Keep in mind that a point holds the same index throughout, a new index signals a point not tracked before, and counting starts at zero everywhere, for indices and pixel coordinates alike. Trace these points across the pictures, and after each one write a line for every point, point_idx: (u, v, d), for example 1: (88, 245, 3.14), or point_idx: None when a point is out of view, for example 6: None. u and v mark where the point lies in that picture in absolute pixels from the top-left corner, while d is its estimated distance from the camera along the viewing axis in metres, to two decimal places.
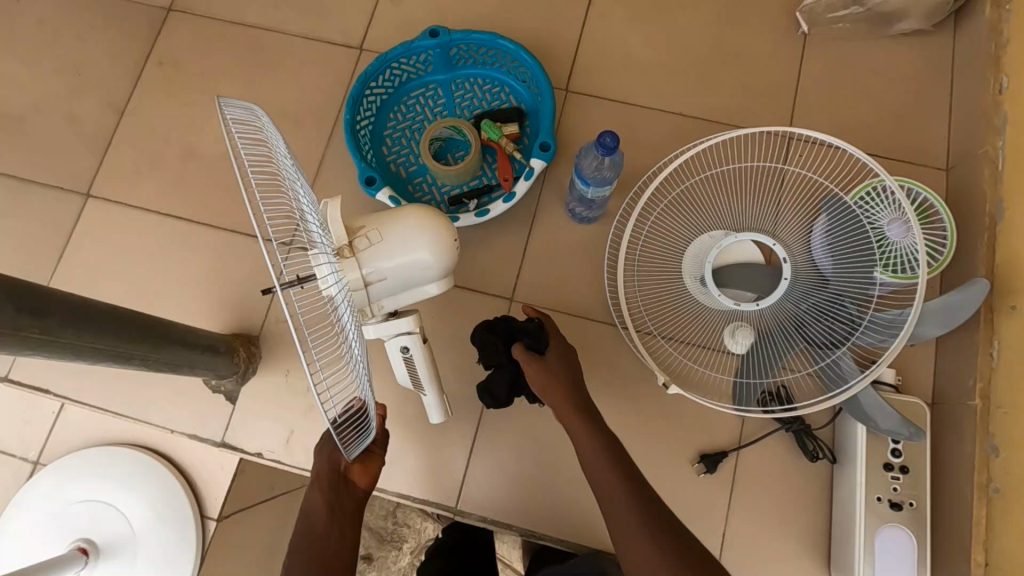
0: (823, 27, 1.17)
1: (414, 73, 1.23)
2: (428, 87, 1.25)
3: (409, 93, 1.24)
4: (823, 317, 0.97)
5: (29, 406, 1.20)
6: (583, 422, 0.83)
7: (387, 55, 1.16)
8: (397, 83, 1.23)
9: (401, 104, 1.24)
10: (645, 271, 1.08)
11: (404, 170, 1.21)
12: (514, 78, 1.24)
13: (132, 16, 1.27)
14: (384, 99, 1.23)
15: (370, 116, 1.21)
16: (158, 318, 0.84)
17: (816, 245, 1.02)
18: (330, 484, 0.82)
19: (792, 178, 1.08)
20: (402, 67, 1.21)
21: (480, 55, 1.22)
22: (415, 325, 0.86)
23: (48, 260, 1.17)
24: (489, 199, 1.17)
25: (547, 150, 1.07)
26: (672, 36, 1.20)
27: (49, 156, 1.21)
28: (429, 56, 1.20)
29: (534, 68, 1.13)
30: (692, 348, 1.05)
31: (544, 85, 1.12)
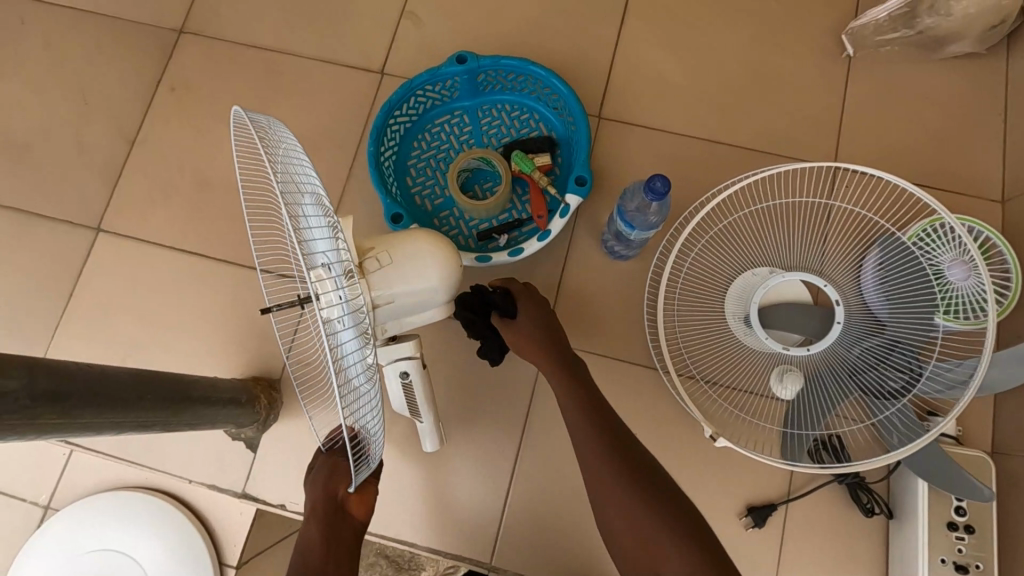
0: (871, 50, 1.11)
1: (439, 100, 1.17)
2: (453, 113, 1.19)
3: (433, 121, 1.18)
4: (878, 364, 0.91)
5: (40, 449, 1.15)
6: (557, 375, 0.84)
7: (412, 82, 1.10)
8: (421, 110, 1.17)
9: (425, 133, 1.18)
10: (686, 313, 1.03)
11: (430, 203, 1.15)
12: (544, 104, 1.18)
13: (142, 39, 1.21)
14: (408, 127, 1.17)
15: (394, 147, 1.15)
16: (175, 377, 0.79)
17: (869, 285, 0.96)
18: (326, 514, 0.74)
19: (841, 213, 1.02)
20: (427, 94, 1.15)
21: (508, 81, 1.16)
22: (415, 351, 0.85)
23: (59, 296, 1.12)
24: (520, 235, 1.12)
25: (583, 185, 1.01)
26: (710, 59, 1.14)
27: (58, 189, 1.15)
28: (455, 82, 1.14)
29: (569, 97, 1.07)
30: (736, 393, 1.00)
31: (580, 115, 1.06)
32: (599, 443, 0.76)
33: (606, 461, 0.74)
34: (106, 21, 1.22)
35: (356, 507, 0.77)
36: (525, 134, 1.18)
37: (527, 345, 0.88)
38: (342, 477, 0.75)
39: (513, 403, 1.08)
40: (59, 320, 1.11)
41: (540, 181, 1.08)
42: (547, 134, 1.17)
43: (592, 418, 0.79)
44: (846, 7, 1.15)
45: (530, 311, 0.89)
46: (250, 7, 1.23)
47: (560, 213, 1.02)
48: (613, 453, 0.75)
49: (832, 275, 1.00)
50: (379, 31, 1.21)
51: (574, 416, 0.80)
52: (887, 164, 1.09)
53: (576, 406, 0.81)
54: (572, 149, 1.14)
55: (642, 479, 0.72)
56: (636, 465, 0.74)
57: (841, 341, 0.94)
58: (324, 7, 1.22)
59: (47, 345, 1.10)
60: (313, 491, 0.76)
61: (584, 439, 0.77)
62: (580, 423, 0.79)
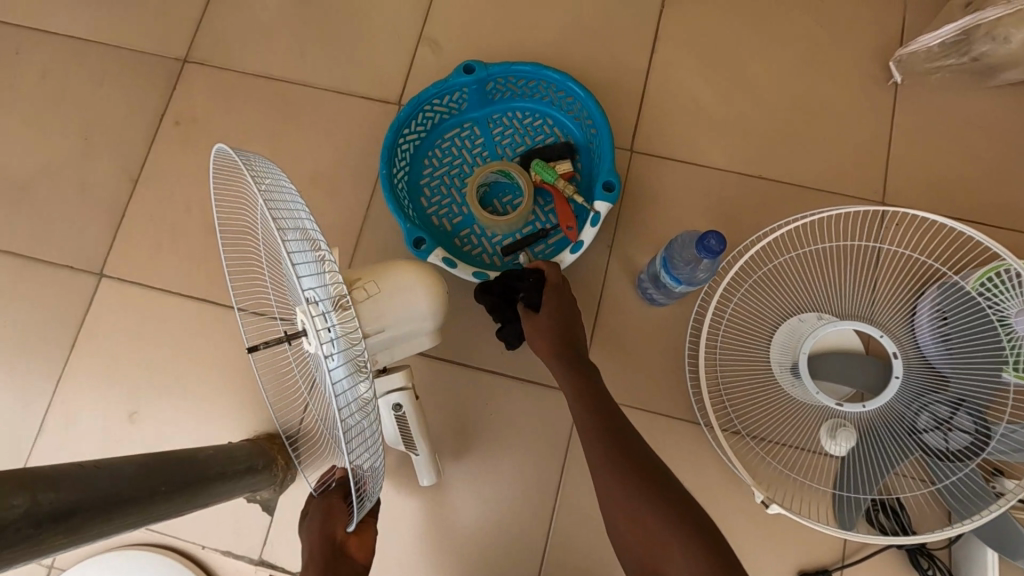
0: (919, 77, 1.05)
1: (447, 113, 1.06)
2: (463, 126, 1.08)
3: (442, 135, 1.07)
4: (938, 423, 0.85)
5: None
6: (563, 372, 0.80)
7: (420, 97, 0.98)
8: (429, 125, 1.05)
9: (436, 148, 1.07)
10: (729, 362, 0.97)
11: (449, 223, 1.04)
12: (557, 108, 1.08)
13: (146, 71, 1.16)
14: (417, 145, 1.05)
15: (404, 166, 1.03)
16: (188, 458, 0.72)
17: (926, 337, 0.90)
18: (324, 559, 0.70)
19: (892, 257, 0.97)
20: (435, 108, 1.03)
21: (518, 86, 1.05)
22: (405, 381, 0.84)
23: (59, 348, 1.05)
24: (547, 248, 1.02)
25: (614, 190, 0.94)
26: (748, 88, 1.08)
27: (57, 230, 1.09)
28: (464, 94, 1.03)
29: (588, 99, 0.98)
30: (786, 451, 0.94)
31: (601, 118, 0.97)
32: (611, 459, 0.69)
33: (619, 477, 0.67)
34: (109, 53, 1.16)
35: (356, 549, 0.73)
36: (542, 141, 1.07)
37: (540, 339, 0.83)
38: (339, 517, 0.72)
39: (545, 456, 1.00)
40: (60, 373, 1.04)
41: (566, 190, 0.98)
42: (565, 139, 1.07)
43: (604, 434, 0.72)
44: (889, 31, 1.09)
45: (553, 303, 0.84)
46: (258, 35, 1.17)
47: (589, 221, 0.94)
48: (626, 468, 0.68)
49: (884, 324, 0.94)
50: (395, 59, 1.14)
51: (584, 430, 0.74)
52: (941, 196, 1.02)
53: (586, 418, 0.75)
54: (593, 153, 1.04)
55: (664, 495, 0.65)
56: (658, 484, 0.66)
57: (897, 397, 0.88)
58: (337, 35, 1.16)
59: (24, 459, 1.01)
60: (309, 539, 0.72)
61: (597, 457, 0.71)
62: (593, 437, 0.73)
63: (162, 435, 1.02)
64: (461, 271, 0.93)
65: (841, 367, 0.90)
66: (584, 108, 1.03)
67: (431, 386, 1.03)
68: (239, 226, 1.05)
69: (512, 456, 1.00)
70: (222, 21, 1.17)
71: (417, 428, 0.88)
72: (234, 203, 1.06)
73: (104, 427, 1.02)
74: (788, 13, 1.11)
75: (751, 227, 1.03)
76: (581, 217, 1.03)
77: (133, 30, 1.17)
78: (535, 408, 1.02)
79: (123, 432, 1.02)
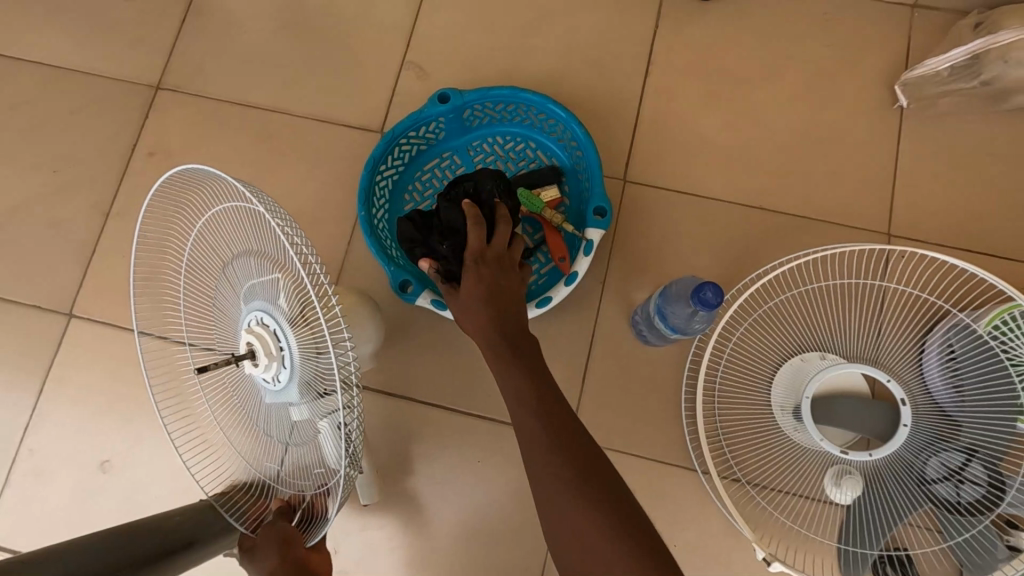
0: (928, 101, 1.00)
1: (425, 144, 1.01)
2: (443, 156, 1.03)
3: (421, 168, 1.02)
4: (949, 472, 0.81)
5: None
6: (501, 354, 0.69)
7: (393, 132, 0.94)
8: (407, 158, 1.00)
9: (416, 182, 1.02)
10: (729, 408, 0.92)
11: None
12: (538, 130, 1.02)
13: (120, 100, 1.12)
14: (395, 180, 1.00)
15: (385, 204, 0.99)
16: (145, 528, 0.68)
17: (935, 381, 0.86)
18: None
19: (899, 295, 0.92)
20: (411, 141, 0.99)
21: (497, 111, 1.00)
22: None
23: (29, 393, 1.01)
24: (539, 278, 0.97)
25: (605, 217, 0.90)
26: (747, 114, 1.03)
27: (28, 268, 1.05)
28: (440, 123, 0.99)
29: (570, 122, 0.93)
30: (790, 500, 0.89)
31: (585, 141, 0.93)
32: (565, 469, 0.59)
33: (576, 493, 0.57)
34: (80, 81, 1.12)
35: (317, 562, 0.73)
36: (526, 166, 1.02)
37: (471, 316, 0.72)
38: (297, 539, 0.69)
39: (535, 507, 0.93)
40: (30, 418, 1.01)
41: (553, 220, 0.93)
42: (549, 163, 1.01)
43: (556, 441, 0.61)
44: (895, 52, 1.04)
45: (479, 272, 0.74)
46: (235, 61, 1.12)
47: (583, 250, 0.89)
48: (582, 481, 0.59)
49: (891, 367, 0.89)
50: (378, 85, 1.09)
51: (527, 433, 0.63)
52: (950, 226, 0.97)
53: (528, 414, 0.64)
54: (581, 176, 0.99)
55: (622, 510, 0.57)
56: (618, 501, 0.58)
57: (905, 446, 0.83)
58: (317, 60, 1.11)
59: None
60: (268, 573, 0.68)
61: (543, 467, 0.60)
62: (537, 446, 0.62)
63: (135, 484, 0.98)
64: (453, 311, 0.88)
65: (839, 409, 0.86)
66: (566, 130, 0.98)
67: (413, 429, 0.97)
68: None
69: (501, 507, 0.94)
70: (198, 46, 1.13)
71: None
72: (172, 239, 1.04)
73: (76, 476, 0.99)
74: (788, 33, 1.06)
75: (751, 262, 0.98)
76: (572, 244, 0.97)
77: (105, 57, 1.13)
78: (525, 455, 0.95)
79: (96, 481, 0.99)
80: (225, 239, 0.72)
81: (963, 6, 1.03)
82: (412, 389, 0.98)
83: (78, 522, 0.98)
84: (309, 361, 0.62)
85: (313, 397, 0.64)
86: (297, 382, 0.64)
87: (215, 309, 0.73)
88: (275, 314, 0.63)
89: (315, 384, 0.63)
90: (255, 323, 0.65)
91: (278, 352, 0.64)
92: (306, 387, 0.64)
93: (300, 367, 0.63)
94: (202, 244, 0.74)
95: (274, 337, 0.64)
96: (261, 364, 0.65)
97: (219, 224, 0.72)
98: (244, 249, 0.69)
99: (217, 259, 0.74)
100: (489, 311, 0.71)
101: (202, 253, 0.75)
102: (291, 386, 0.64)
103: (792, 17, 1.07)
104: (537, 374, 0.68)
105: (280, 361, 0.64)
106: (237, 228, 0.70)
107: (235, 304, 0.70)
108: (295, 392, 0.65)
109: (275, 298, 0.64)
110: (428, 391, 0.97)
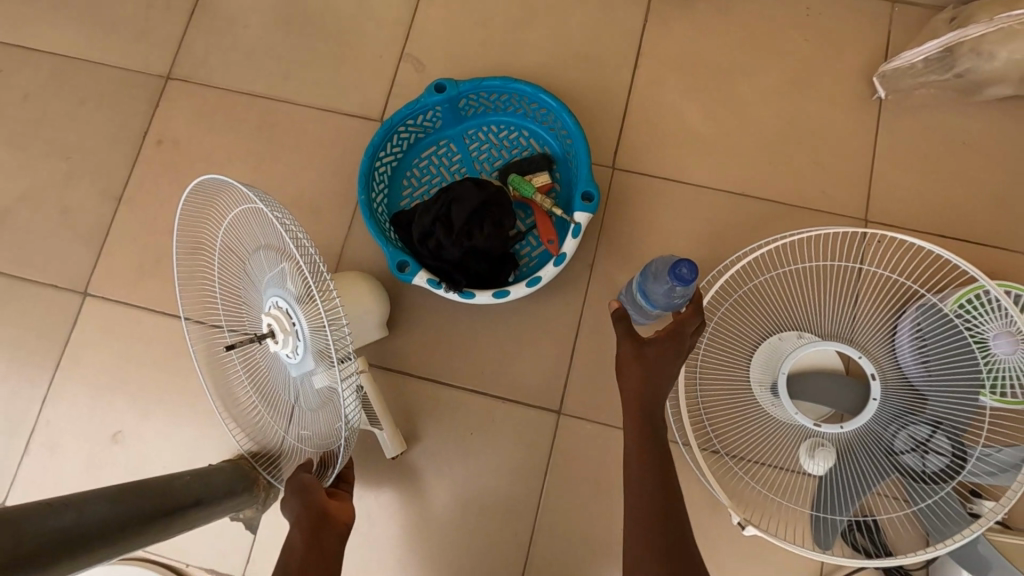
0: (903, 92, 1.04)
1: (422, 132, 1.06)
2: (440, 144, 1.07)
3: (420, 155, 1.07)
4: (916, 444, 0.86)
5: None
6: (642, 427, 0.76)
7: (392, 119, 0.98)
8: (406, 145, 1.05)
9: (414, 168, 1.06)
10: (710, 383, 0.96)
11: None
12: (531, 120, 1.07)
13: (130, 89, 1.17)
14: (394, 166, 1.05)
15: (384, 190, 1.04)
16: (157, 484, 0.74)
17: (905, 357, 0.90)
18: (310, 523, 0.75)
19: (873, 278, 0.97)
20: (410, 129, 1.03)
21: (491, 101, 1.05)
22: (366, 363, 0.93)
23: (44, 369, 1.07)
24: (530, 260, 1.03)
25: (592, 201, 0.94)
26: (730, 105, 1.08)
27: (44, 250, 1.11)
28: (437, 112, 1.03)
29: (560, 111, 0.98)
30: (766, 471, 0.94)
31: (575, 129, 0.97)
32: (661, 546, 0.70)
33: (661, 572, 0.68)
34: (91, 71, 1.17)
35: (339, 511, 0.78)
36: (519, 154, 1.06)
37: (635, 381, 0.76)
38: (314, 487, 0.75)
39: (527, 481, 0.98)
40: (47, 391, 1.06)
41: (544, 205, 0.98)
42: (541, 151, 1.06)
43: (666, 526, 0.71)
44: (873, 47, 1.08)
45: (666, 350, 0.76)
46: (240, 53, 1.17)
47: (570, 233, 0.94)
48: (665, 560, 0.69)
49: (864, 344, 0.94)
50: (377, 77, 1.14)
51: (637, 499, 0.74)
52: (925, 214, 1.02)
53: (647, 493, 0.74)
54: (570, 164, 1.04)
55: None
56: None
57: (875, 419, 0.88)
58: (319, 52, 1.16)
59: (5, 494, 1.03)
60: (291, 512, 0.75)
61: (647, 543, 0.71)
62: (642, 520, 0.72)
63: (145, 454, 1.04)
64: (447, 290, 0.92)
65: (814, 385, 0.91)
66: (557, 119, 1.02)
67: (409, 402, 1.02)
68: (196, 238, 1.06)
69: (494, 479, 0.99)
70: (205, 38, 1.18)
71: (377, 404, 0.94)
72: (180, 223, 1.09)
73: (90, 446, 1.04)
74: (771, 30, 1.10)
75: (733, 247, 1.02)
76: (562, 228, 1.02)
77: (115, 50, 1.18)
78: (516, 432, 0.99)
79: (109, 452, 1.04)
80: (242, 241, 0.85)
81: (942, 2, 1.07)
82: (409, 366, 1.03)
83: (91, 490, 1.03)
84: (317, 332, 0.73)
85: (326, 365, 0.74)
86: (310, 352, 0.75)
87: (246, 302, 0.87)
88: (287, 296, 0.75)
89: (327, 352, 0.73)
90: (272, 307, 0.78)
91: (291, 329, 0.75)
92: (320, 355, 0.74)
93: (311, 340, 0.74)
94: (228, 245, 0.87)
95: (287, 316, 0.75)
96: (280, 341, 0.76)
97: (237, 229, 0.85)
98: (258, 244, 0.81)
99: (238, 259, 0.87)
100: (660, 390, 0.76)
101: (228, 252, 0.88)
102: (307, 357, 0.75)
103: (775, 13, 1.11)
104: (658, 451, 0.75)
105: (294, 336, 0.75)
106: (251, 228, 0.82)
107: (259, 294, 0.83)
108: (310, 361, 0.75)
109: (285, 282, 0.75)
110: (423, 369, 1.02)
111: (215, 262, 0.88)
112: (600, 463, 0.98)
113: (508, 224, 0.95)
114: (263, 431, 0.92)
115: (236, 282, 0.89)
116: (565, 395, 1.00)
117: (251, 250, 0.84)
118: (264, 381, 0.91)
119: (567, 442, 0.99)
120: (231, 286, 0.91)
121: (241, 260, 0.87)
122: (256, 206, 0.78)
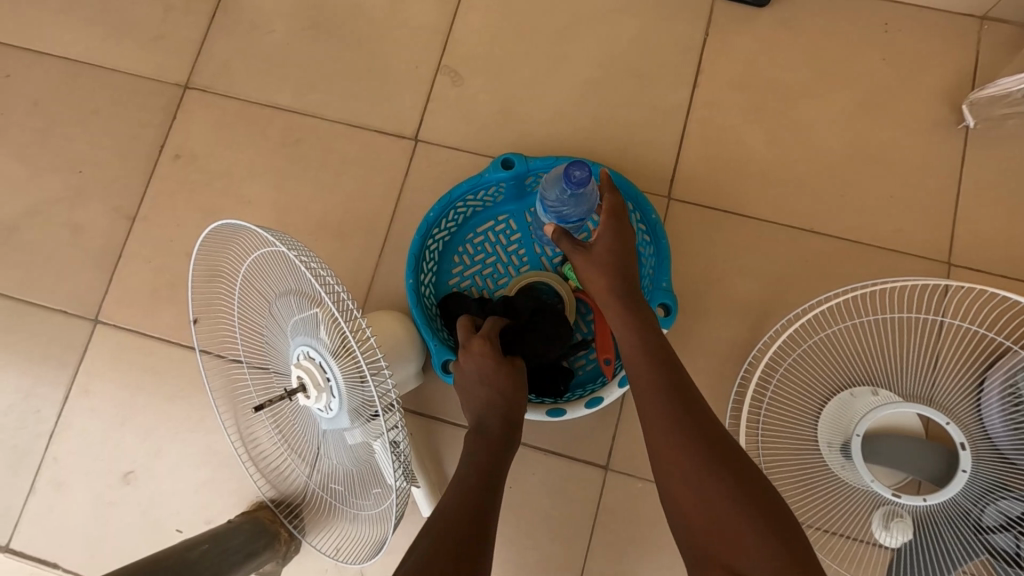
0: (992, 121, 0.95)
1: (480, 206, 0.96)
2: (498, 219, 0.98)
3: (475, 229, 0.98)
4: (1008, 522, 0.75)
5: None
6: (626, 320, 0.72)
7: (451, 195, 0.90)
8: (461, 219, 0.96)
9: (467, 245, 0.97)
10: (772, 441, 0.88)
11: None
12: None
13: (145, 98, 1.08)
14: (446, 241, 0.96)
15: (432, 267, 0.95)
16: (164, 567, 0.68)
17: (996, 423, 0.81)
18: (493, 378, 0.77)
19: (957, 332, 0.89)
20: (468, 204, 0.94)
21: None
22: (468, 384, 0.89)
23: (51, 403, 1.00)
24: (587, 365, 0.93)
25: (668, 314, 0.84)
26: (798, 130, 0.98)
27: (52, 272, 1.04)
28: (500, 188, 0.94)
29: (643, 205, 0.88)
30: (836, 541, 0.86)
31: (656, 228, 0.87)
32: (721, 483, 0.58)
33: (729, 503, 0.56)
34: (104, 77, 1.09)
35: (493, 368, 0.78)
36: None
37: (595, 270, 0.75)
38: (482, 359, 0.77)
39: (567, 538, 0.90)
40: (53, 426, 0.99)
41: None
42: None
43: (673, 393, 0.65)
44: (961, 68, 0.98)
45: (610, 233, 0.76)
46: (262, 61, 1.08)
47: None
48: (683, 417, 0.63)
49: (948, 408, 0.85)
50: (410, 91, 1.05)
51: (640, 379, 0.68)
52: (1018, 258, 0.92)
53: (670, 419, 0.63)
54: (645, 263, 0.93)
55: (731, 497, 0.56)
56: (775, 508, 0.56)
57: (962, 491, 0.79)
58: (349, 60, 1.07)
59: (9, 536, 0.97)
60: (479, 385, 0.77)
61: (690, 479, 0.59)
62: (651, 392, 0.66)
63: (158, 496, 0.97)
64: None
65: (889, 449, 0.83)
66: (634, 211, 0.92)
67: (446, 453, 0.94)
68: (215, 265, 0.97)
69: (534, 540, 0.91)
70: (225, 44, 1.09)
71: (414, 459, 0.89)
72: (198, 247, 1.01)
73: (100, 486, 0.98)
74: (843, 47, 1.00)
75: (800, 291, 0.94)
76: None
77: (129, 55, 1.10)
78: (555, 484, 0.92)
79: (120, 493, 0.97)
80: (266, 280, 0.77)
81: None
82: (444, 411, 0.95)
83: (101, 536, 0.96)
84: (354, 389, 0.67)
85: (362, 423, 0.69)
86: (347, 409, 0.69)
87: (270, 346, 0.80)
88: (319, 347, 0.68)
89: (364, 411, 0.68)
90: (302, 357, 0.71)
91: (325, 384, 0.69)
92: (356, 413, 0.69)
93: (347, 397, 0.68)
94: (249, 286, 0.80)
95: (320, 369, 0.69)
96: (311, 396, 0.70)
97: (260, 268, 0.78)
98: (284, 288, 0.74)
99: (262, 298, 0.80)
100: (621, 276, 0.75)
101: (250, 294, 0.81)
102: (342, 414, 0.70)
103: (850, 29, 1.01)
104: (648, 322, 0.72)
105: (329, 392, 0.69)
106: (276, 270, 0.75)
107: (285, 339, 0.76)
108: (346, 418, 0.70)
109: (318, 332, 0.69)
110: (457, 414, 0.95)
111: (236, 304, 0.81)
112: (649, 523, 0.90)
113: (567, 330, 0.86)
114: (290, 477, 0.87)
115: (258, 322, 0.83)
116: (612, 449, 0.92)
117: (276, 292, 0.77)
118: (285, 425, 0.84)
119: (614, 501, 0.91)
120: (254, 324, 0.84)
121: (264, 302, 0.80)
122: (280, 249, 0.71)
